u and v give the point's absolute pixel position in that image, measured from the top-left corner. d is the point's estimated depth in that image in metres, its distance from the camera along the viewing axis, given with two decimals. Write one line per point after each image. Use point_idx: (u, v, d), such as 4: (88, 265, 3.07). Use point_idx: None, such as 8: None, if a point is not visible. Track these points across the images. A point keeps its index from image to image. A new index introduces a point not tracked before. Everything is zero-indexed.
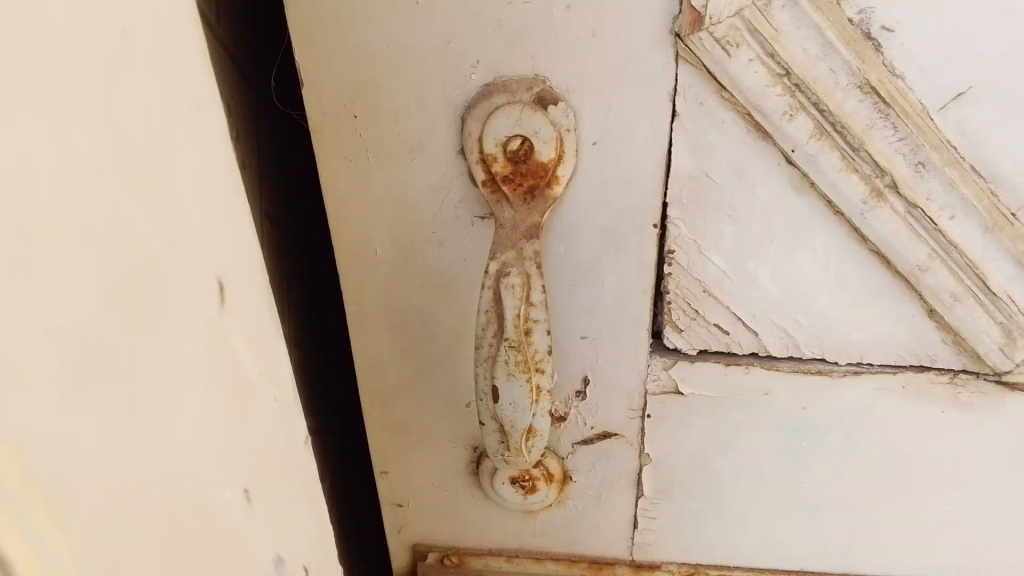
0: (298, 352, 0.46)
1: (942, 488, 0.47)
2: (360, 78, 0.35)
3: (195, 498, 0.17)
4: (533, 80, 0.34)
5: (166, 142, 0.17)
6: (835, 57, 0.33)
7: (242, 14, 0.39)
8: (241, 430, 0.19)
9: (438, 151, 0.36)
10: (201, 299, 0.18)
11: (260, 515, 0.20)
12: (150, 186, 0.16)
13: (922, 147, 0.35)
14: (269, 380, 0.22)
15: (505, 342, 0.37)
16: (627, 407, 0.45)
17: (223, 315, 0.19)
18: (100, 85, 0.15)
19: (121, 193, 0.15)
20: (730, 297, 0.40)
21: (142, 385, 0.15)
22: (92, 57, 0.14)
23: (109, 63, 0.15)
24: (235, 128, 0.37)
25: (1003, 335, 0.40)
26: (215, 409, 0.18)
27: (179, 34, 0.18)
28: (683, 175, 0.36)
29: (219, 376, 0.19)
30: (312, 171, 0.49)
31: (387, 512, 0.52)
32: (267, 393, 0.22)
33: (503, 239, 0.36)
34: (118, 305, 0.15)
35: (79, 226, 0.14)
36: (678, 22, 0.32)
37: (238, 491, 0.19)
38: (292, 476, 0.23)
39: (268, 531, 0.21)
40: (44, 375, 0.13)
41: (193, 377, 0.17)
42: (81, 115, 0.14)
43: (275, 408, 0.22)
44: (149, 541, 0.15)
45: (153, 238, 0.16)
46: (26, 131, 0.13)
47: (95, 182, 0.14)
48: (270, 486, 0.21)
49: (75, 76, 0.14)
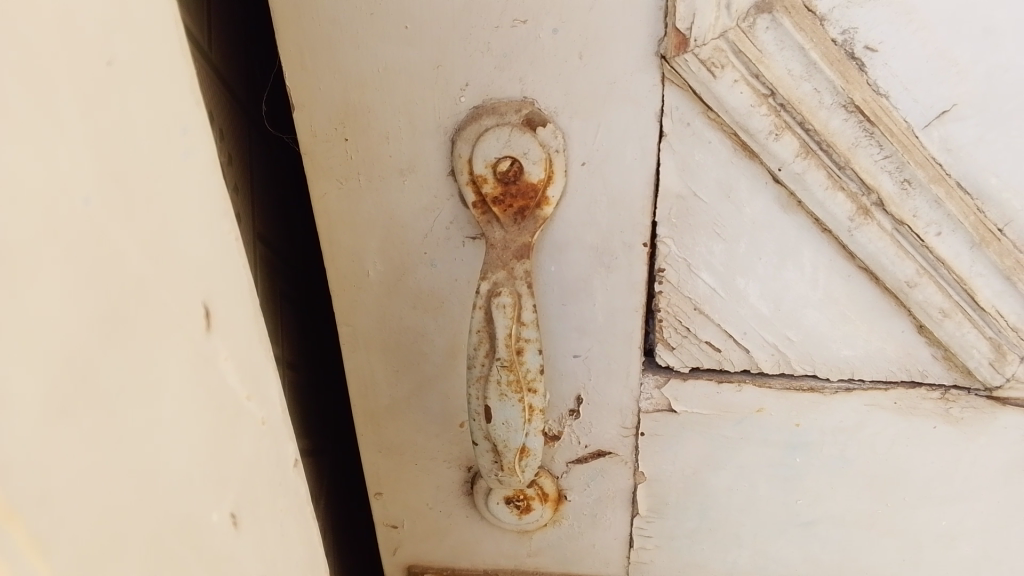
0: (291, 374, 0.46)
1: (936, 504, 0.47)
2: (351, 102, 0.35)
3: (182, 522, 0.17)
4: (522, 102, 0.35)
5: (154, 168, 0.17)
6: (819, 77, 0.34)
7: (234, 40, 0.39)
8: (229, 453, 0.20)
9: (428, 173, 0.37)
10: (189, 323, 0.18)
11: (249, 539, 0.20)
12: (137, 213, 0.16)
13: (908, 165, 0.35)
14: (257, 404, 0.22)
15: (497, 361, 0.37)
16: (620, 426, 0.45)
17: (211, 338, 0.19)
18: (88, 114, 0.15)
19: (108, 221, 0.15)
20: (721, 315, 0.41)
21: (128, 410, 0.15)
22: (79, 88, 0.15)
23: (96, 93, 0.15)
24: (226, 152, 0.37)
25: (993, 350, 0.40)
26: (203, 433, 0.18)
27: (167, 62, 0.18)
28: (671, 194, 0.37)
29: (208, 399, 0.19)
30: (303, 192, 0.49)
31: (381, 533, 0.52)
32: (255, 417, 0.22)
33: (493, 259, 0.37)
34: (104, 330, 0.15)
35: (64, 253, 0.14)
36: (663, 45, 0.33)
37: (226, 515, 0.19)
38: (282, 500, 0.23)
39: (257, 556, 0.21)
40: (27, 402, 0.13)
41: (180, 401, 0.17)
42: (69, 145, 0.14)
43: (264, 431, 0.22)
44: (137, 567, 0.15)
45: (140, 264, 0.16)
46: (15, 161, 0.13)
47: (82, 212, 0.14)
48: (259, 509, 0.21)
49: (63, 105, 0.14)
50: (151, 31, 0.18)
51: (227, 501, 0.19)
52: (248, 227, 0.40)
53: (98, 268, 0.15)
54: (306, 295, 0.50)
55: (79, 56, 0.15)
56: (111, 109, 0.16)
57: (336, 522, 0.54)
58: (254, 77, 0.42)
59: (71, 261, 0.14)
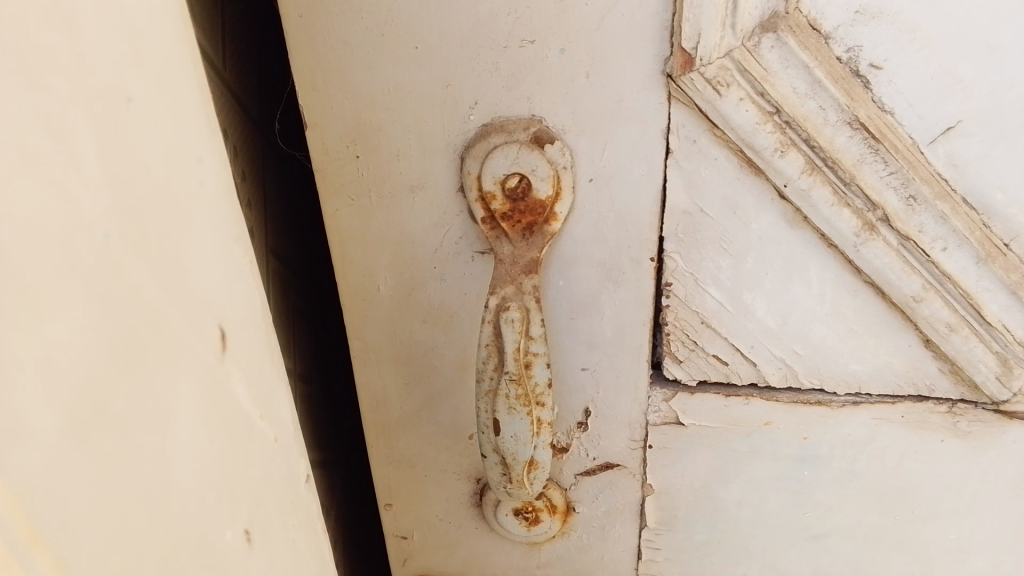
0: (303, 386, 0.46)
1: (945, 518, 0.47)
2: (362, 120, 0.36)
3: (195, 539, 0.18)
4: (530, 121, 0.35)
5: (168, 195, 0.18)
6: (824, 95, 0.34)
7: (247, 59, 0.40)
8: (242, 470, 0.20)
9: (438, 189, 0.37)
10: (202, 345, 0.18)
11: (261, 554, 0.21)
12: (152, 240, 0.17)
13: (913, 181, 0.36)
14: (270, 422, 0.22)
15: (505, 375, 0.37)
16: (628, 439, 0.45)
17: (224, 359, 0.20)
18: (107, 144, 0.15)
19: (125, 248, 0.16)
20: (728, 329, 0.41)
21: (142, 432, 0.16)
22: (98, 120, 0.15)
23: (113, 125, 0.16)
24: (240, 169, 0.38)
25: (1000, 364, 0.40)
26: (215, 451, 0.19)
27: (180, 90, 0.19)
28: (678, 210, 0.37)
29: (221, 417, 0.19)
30: (315, 207, 0.50)
31: (392, 545, 0.52)
32: (267, 434, 0.22)
33: (502, 274, 0.37)
34: (122, 354, 0.15)
35: (81, 283, 0.14)
36: (669, 64, 0.33)
37: (238, 532, 0.20)
38: (294, 516, 0.24)
39: (269, 571, 0.21)
40: (48, 429, 0.13)
41: (193, 420, 0.18)
42: (88, 175, 0.15)
43: (276, 447, 0.23)
44: None
45: (154, 290, 0.17)
46: (36, 195, 0.13)
47: (99, 242, 0.15)
48: (271, 524, 0.22)
49: (82, 137, 0.15)
50: (166, 61, 0.18)
51: (239, 518, 0.20)
52: (261, 243, 0.41)
53: (114, 294, 0.15)
54: (318, 308, 0.50)
55: (97, 88, 0.15)
56: (127, 141, 0.16)
57: (347, 534, 0.54)
58: (266, 95, 0.42)
59: (90, 289, 0.14)
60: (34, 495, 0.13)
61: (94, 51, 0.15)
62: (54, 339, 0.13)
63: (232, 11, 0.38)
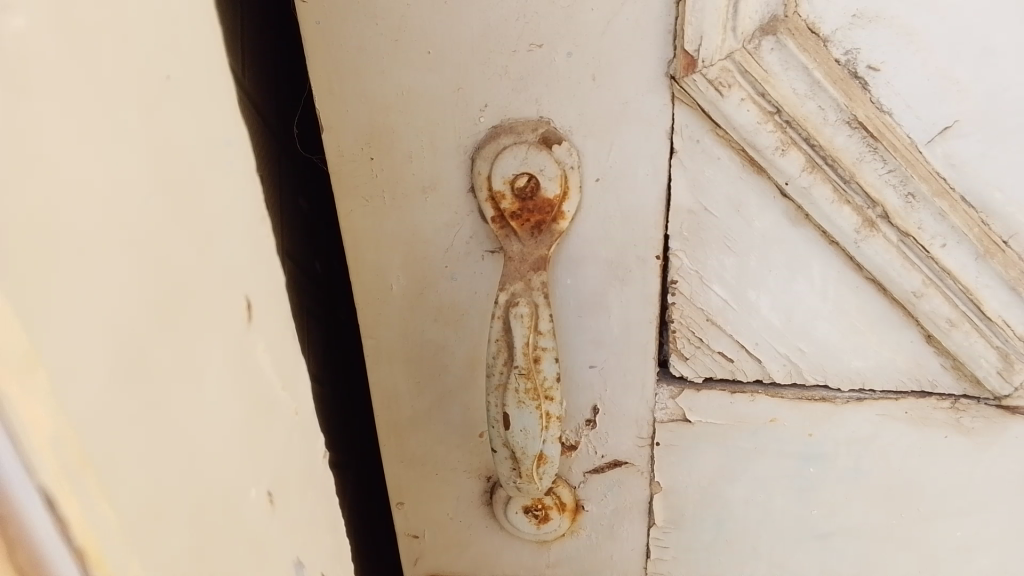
0: (319, 387, 0.47)
1: (950, 515, 0.48)
2: (376, 123, 0.37)
3: (222, 494, 0.19)
4: (538, 122, 0.36)
5: (201, 173, 0.19)
6: (823, 95, 0.35)
7: (266, 65, 0.41)
8: (263, 442, 0.21)
9: (449, 190, 0.38)
10: (229, 320, 0.20)
11: (281, 523, 0.22)
12: (187, 211, 0.18)
13: (912, 179, 0.37)
14: (290, 401, 0.23)
15: (515, 369, 0.38)
16: (636, 436, 0.46)
17: (249, 331, 0.21)
18: (147, 125, 0.17)
19: (163, 221, 0.17)
20: (732, 326, 0.42)
21: (177, 385, 0.17)
22: (140, 104, 0.17)
23: (154, 107, 0.17)
24: (259, 172, 0.39)
25: (1001, 359, 0.41)
26: (242, 415, 0.20)
27: (211, 81, 0.20)
28: (683, 209, 0.38)
29: (246, 386, 0.20)
30: (330, 211, 0.51)
31: (404, 543, 0.53)
32: (288, 412, 0.23)
33: (511, 271, 0.38)
34: (160, 316, 0.16)
35: (126, 243, 0.15)
36: (672, 66, 0.34)
37: (262, 494, 0.21)
38: (312, 492, 0.25)
39: (289, 540, 0.22)
40: (96, 370, 0.14)
41: (222, 383, 0.19)
42: (132, 151, 0.16)
43: (296, 425, 0.24)
44: (185, 527, 0.17)
45: (189, 261, 0.18)
46: (86, 164, 0.14)
47: (142, 211, 0.16)
48: (290, 496, 0.23)
49: (127, 117, 0.16)
50: (198, 53, 0.20)
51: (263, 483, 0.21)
52: (278, 244, 0.42)
53: (153, 259, 0.16)
54: (333, 312, 0.51)
55: (137, 75, 0.17)
56: (165, 122, 0.17)
57: (361, 533, 0.55)
58: (282, 103, 0.43)
59: (133, 252, 0.16)
60: (86, 429, 0.14)
61: (136, 41, 0.17)
62: (105, 290, 0.15)
63: (251, 20, 0.39)
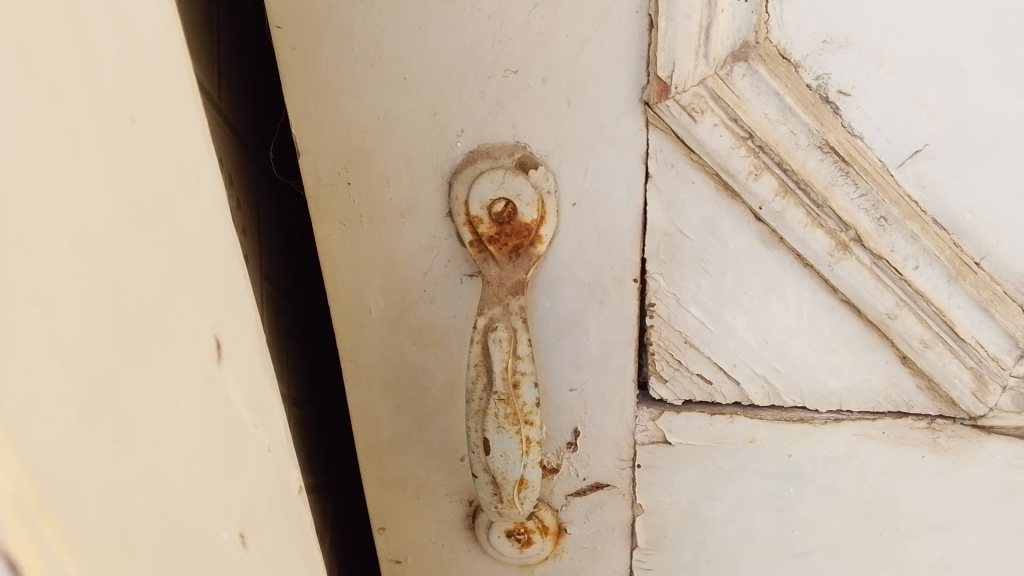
0: (296, 413, 0.47)
1: (928, 534, 0.48)
2: (354, 149, 0.37)
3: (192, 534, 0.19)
4: (514, 147, 0.37)
5: (169, 207, 0.19)
6: (795, 120, 0.36)
7: (241, 93, 0.41)
8: (235, 477, 0.21)
9: (427, 214, 0.39)
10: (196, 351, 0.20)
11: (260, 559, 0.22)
12: (154, 246, 0.18)
13: (883, 203, 0.37)
14: (262, 429, 0.23)
15: (494, 394, 0.38)
16: (617, 458, 0.46)
17: (220, 367, 0.21)
18: (109, 157, 0.17)
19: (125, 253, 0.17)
20: (710, 347, 0.42)
21: (144, 423, 0.17)
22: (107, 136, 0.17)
23: (121, 143, 0.17)
24: (235, 200, 0.39)
25: (974, 379, 0.41)
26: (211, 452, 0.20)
27: (176, 110, 0.20)
28: (659, 232, 0.39)
29: (215, 417, 0.20)
30: (308, 235, 0.51)
31: (386, 569, 0.53)
32: (259, 441, 0.23)
33: (490, 295, 0.38)
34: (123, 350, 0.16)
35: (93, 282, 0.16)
36: (646, 91, 0.35)
37: (234, 534, 0.21)
38: (285, 523, 0.25)
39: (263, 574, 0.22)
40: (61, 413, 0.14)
41: (190, 418, 0.19)
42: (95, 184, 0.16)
43: (269, 457, 0.24)
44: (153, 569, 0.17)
45: (153, 293, 0.18)
46: (50, 200, 0.14)
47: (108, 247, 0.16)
48: (263, 527, 0.23)
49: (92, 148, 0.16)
50: (162, 84, 0.20)
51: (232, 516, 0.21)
52: (255, 271, 0.42)
53: (121, 297, 0.16)
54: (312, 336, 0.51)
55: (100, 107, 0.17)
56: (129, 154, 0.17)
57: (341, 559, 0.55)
58: (257, 129, 0.43)
59: (95, 286, 0.16)
60: (47, 475, 0.14)
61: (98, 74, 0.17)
62: (65, 328, 0.15)
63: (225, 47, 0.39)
